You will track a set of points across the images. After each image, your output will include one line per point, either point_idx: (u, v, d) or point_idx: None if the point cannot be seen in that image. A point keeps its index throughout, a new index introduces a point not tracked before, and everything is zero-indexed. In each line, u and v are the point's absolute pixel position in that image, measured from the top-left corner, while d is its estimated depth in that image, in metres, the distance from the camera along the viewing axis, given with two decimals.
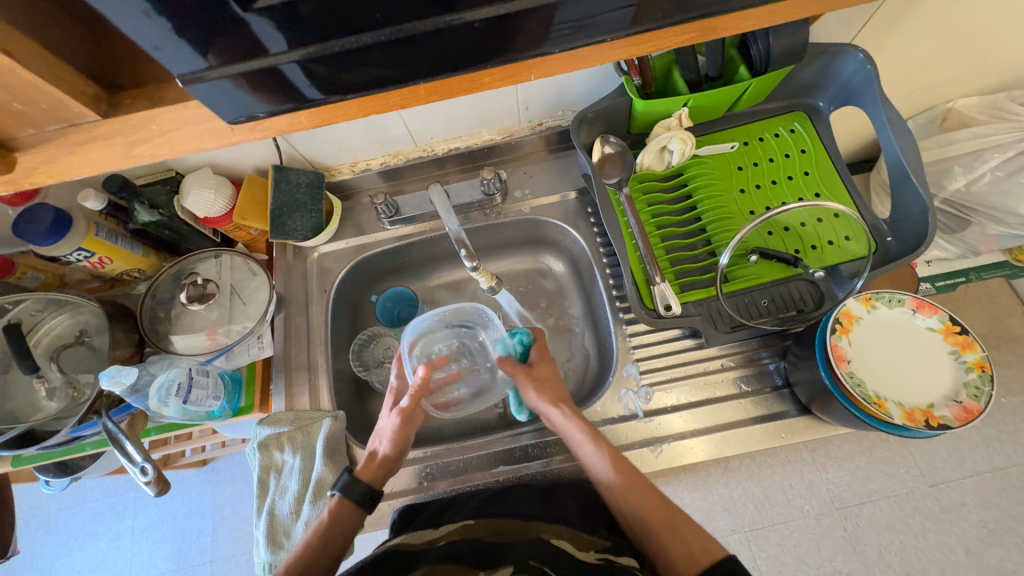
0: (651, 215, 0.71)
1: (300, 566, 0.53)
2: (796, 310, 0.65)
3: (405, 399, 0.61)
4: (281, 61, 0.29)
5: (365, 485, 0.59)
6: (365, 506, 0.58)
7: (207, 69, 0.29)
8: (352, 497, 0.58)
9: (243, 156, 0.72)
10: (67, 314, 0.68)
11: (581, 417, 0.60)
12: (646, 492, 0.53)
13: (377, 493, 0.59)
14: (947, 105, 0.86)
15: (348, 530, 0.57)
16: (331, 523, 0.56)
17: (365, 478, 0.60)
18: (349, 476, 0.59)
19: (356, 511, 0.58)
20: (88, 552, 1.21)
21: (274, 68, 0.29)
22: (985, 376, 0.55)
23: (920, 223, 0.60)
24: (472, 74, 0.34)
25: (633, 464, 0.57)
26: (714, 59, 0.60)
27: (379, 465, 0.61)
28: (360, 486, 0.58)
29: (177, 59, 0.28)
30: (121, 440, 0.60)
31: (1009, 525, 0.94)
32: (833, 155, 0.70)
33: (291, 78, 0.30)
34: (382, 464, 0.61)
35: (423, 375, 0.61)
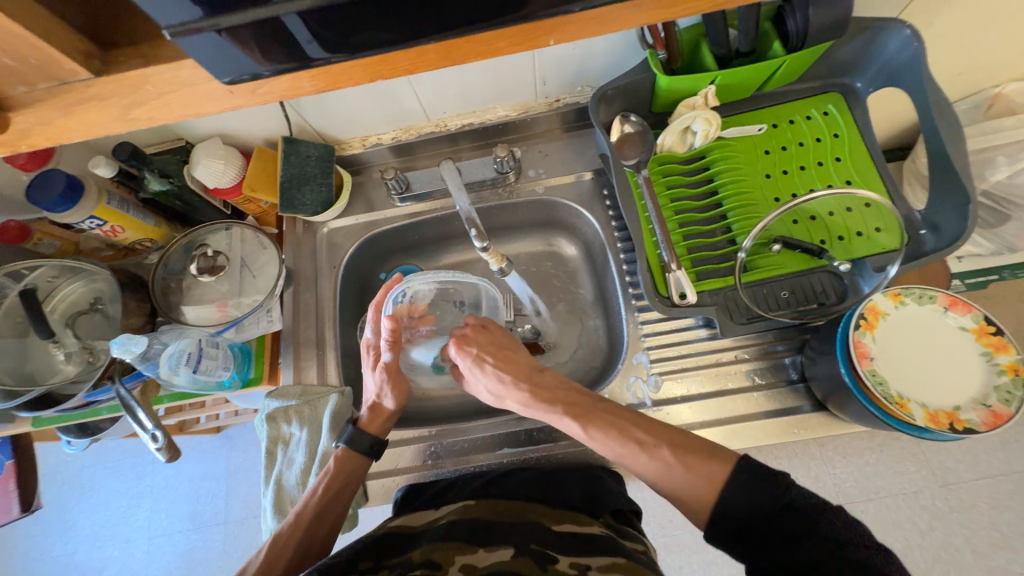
0: (670, 200, 0.68)
1: (314, 511, 0.56)
2: (817, 303, 0.62)
3: (388, 353, 0.62)
4: (282, 12, 0.27)
5: (370, 436, 0.61)
6: (373, 455, 0.60)
7: (197, 22, 0.27)
8: (358, 448, 0.60)
9: (252, 125, 0.70)
10: (82, 282, 0.69)
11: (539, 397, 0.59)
12: (632, 454, 0.53)
13: (386, 442, 0.62)
14: (995, 90, 0.80)
15: (354, 477, 0.59)
16: (336, 473, 0.59)
17: (373, 431, 0.62)
18: (352, 429, 0.60)
19: (361, 461, 0.60)
20: (109, 508, 1.27)
21: (273, 20, 0.27)
22: (1018, 380, 0.53)
23: (958, 215, 0.56)
24: (485, 36, 0.31)
25: (619, 421, 0.55)
26: (747, 32, 0.56)
27: (383, 419, 0.63)
28: (366, 438, 0.60)
29: (164, 9, 0.26)
30: (134, 407, 0.61)
31: (1021, 529, 0.92)
32: (868, 140, 0.66)
33: (292, 32, 0.28)
34: (381, 418, 0.63)
35: (392, 326, 0.60)
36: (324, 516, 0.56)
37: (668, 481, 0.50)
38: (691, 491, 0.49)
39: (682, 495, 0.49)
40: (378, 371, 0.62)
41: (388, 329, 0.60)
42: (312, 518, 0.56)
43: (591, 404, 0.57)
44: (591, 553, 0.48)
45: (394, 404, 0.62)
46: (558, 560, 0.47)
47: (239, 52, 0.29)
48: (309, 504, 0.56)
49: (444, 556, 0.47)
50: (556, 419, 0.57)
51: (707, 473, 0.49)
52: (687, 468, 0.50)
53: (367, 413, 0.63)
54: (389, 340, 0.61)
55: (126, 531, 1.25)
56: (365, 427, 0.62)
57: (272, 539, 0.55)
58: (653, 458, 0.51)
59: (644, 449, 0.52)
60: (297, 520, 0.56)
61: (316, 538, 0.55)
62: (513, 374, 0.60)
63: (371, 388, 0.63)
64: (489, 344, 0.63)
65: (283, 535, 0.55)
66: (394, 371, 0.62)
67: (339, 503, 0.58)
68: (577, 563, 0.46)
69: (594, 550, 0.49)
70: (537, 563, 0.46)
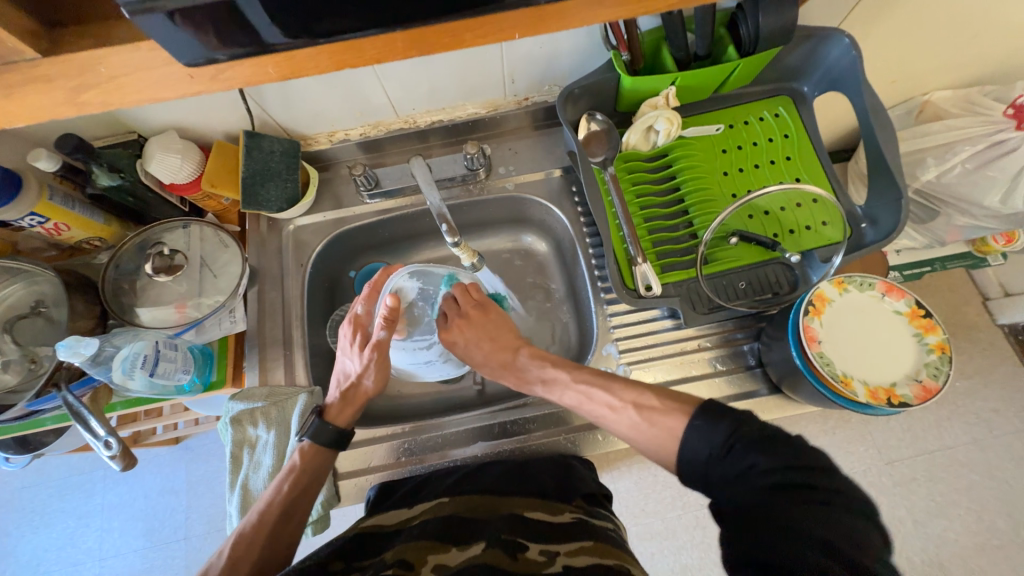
0: (635, 195, 0.71)
1: (277, 513, 0.54)
2: (772, 293, 0.66)
3: (381, 331, 0.61)
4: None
5: (334, 428, 0.60)
6: (338, 446, 0.59)
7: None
8: (321, 441, 0.58)
9: (211, 118, 0.68)
10: (22, 284, 0.64)
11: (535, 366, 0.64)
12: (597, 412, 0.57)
13: (352, 432, 0.61)
14: (924, 97, 0.88)
15: (321, 472, 0.58)
16: (303, 469, 0.57)
17: (339, 422, 0.61)
18: (318, 421, 0.59)
19: (327, 454, 0.59)
20: (54, 530, 1.18)
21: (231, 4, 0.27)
22: (944, 357, 0.59)
23: (893, 210, 0.61)
24: (455, 27, 0.32)
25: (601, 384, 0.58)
26: (704, 36, 0.59)
27: (353, 408, 0.62)
28: (329, 430, 0.59)
29: None
30: (84, 414, 0.57)
31: (954, 499, 1.00)
32: (814, 141, 0.70)
33: (248, 12, 0.28)
34: (350, 405, 0.62)
35: (391, 303, 0.61)
36: (293, 512, 0.55)
37: (639, 434, 0.53)
38: (656, 444, 0.51)
39: (651, 445, 0.52)
40: (366, 350, 0.62)
41: (387, 307, 0.61)
42: (277, 517, 0.54)
43: (563, 376, 0.61)
44: (560, 541, 0.49)
45: (372, 388, 0.62)
46: (528, 547, 0.48)
47: (200, 36, 0.28)
48: (272, 505, 0.55)
49: (417, 555, 0.47)
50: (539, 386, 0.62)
51: (666, 427, 0.51)
52: (649, 422, 0.52)
53: (337, 401, 0.62)
54: (385, 317, 0.61)
55: (75, 553, 1.17)
56: (330, 417, 0.61)
57: (236, 538, 0.53)
58: (623, 415, 0.55)
59: (614, 411, 0.55)
60: (261, 520, 0.54)
61: (282, 538, 0.54)
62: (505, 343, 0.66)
63: (352, 366, 0.63)
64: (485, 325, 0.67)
65: (246, 536, 0.53)
66: (382, 350, 0.62)
67: (305, 499, 0.56)
68: (546, 550, 0.47)
69: (564, 538, 0.50)
70: (508, 553, 0.47)
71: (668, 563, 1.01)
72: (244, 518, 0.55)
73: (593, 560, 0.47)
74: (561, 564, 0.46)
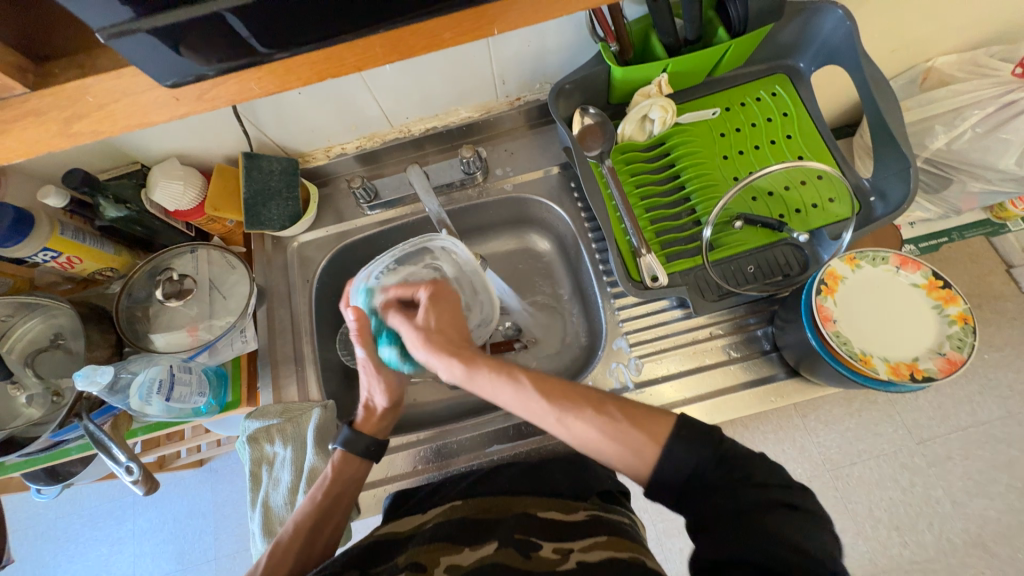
0: (635, 186, 0.70)
1: (311, 520, 0.54)
2: (782, 275, 0.65)
3: (361, 350, 0.60)
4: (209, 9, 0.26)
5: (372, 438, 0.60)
6: (371, 456, 0.59)
7: (127, 21, 0.26)
8: (355, 450, 0.59)
9: (211, 142, 0.69)
10: (40, 318, 0.66)
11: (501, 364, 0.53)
12: (541, 416, 0.50)
13: (383, 441, 0.60)
14: (927, 64, 0.86)
15: (353, 482, 0.58)
16: (335, 479, 0.57)
17: (366, 431, 0.61)
18: (348, 431, 0.59)
19: (361, 464, 0.59)
20: (89, 558, 1.20)
21: (200, 19, 0.27)
22: (968, 328, 0.56)
23: (901, 180, 0.60)
24: (432, 26, 0.32)
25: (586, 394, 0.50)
26: (692, 20, 0.58)
27: (380, 419, 0.62)
28: (363, 439, 0.59)
29: (93, 9, 0.25)
30: (105, 442, 0.58)
31: (993, 476, 0.96)
32: (815, 117, 0.69)
33: (225, 25, 0.28)
34: (380, 418, 0.62)
35: (354, 315, 0.59)
36: (323, 525, 0.55)
37: (614, 439, 0.47)
38: (633, 451, 0.46)
39: (626, 451, 0.46)
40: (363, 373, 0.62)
41: (353, 321, 0.59)
42: (311, 528, 0.54)
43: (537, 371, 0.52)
44: (573, 536, 0.49)
45: (386, 397, 0.61)
46: (541, 546, 0.47)
47: (180, 56, 0.29)
48: (307, 515, 0.55)
49: (430, 557, 0.46)
50: (505, 383, 0.51)
51: (651, 429, 0.47)
52: (633, 422, 0.47)
53: (364, 413, 0.63)
54: (357, 332, 0.59)
55: None
56: (362, 429, 0.62)
57: (272, 549, 0.53)
58: (599, 413, 0.48)
59: (591, 404, 0.49)
60: (297, 530, 0.54)
61: (314, 553, 0.54)
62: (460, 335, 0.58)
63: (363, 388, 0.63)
64: (448, 303, 0.61)
65: (283, 544, 0.53)
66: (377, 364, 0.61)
67: (338, 507, 0.56)
68: (560, 547, 0.47)
69: (578, 533, 0.49)
70: (521, 552, 0.46)
71: None
72: (280, 530, 0.54)
73: (608, 553, 0.46)
74: (575, 560, 0.45)
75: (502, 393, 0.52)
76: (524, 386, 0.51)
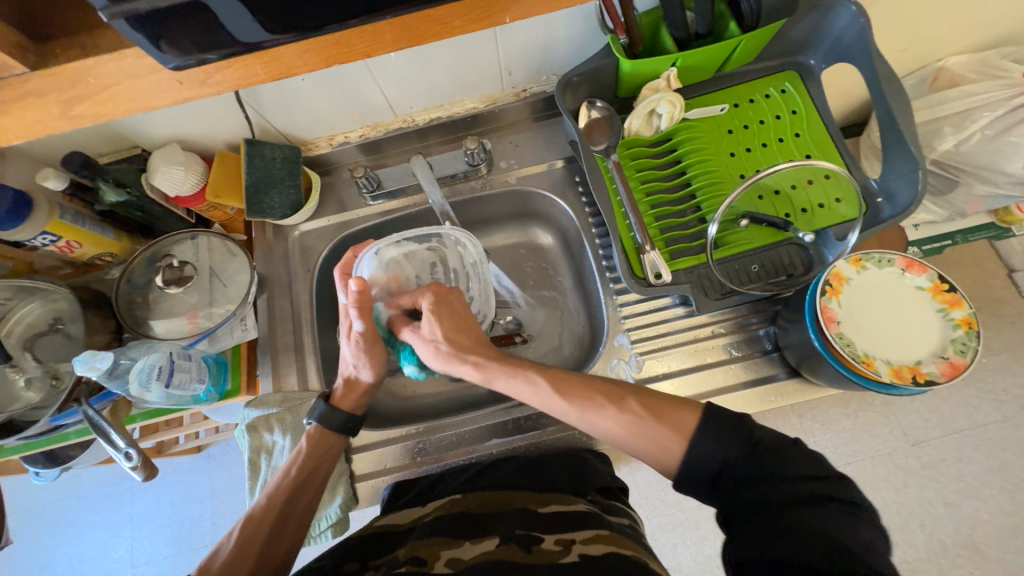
0: (640, 182, 0.69)
1: (287, 494, 0.55)
2: (786, 274, 0.64)
3: (359, 322, 0.57)
4: None
5: (343, 413, 0.59)
6: (347, 432, 0.59)
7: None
8: (331, 426, 0.58)
9: (212, 128, 0.68)
10: (39, 302, 0.65)
11: (523, 364, 0.55)
12: (565, 414, 0.52)
13: (360, 416, 0.61)
14: (938, 63, 0.85)
15: (328, 457, 0.58)
16: (310, 454, 0.57)
17: (344, 407, 0.60)
18: (324, 406, 0.59)
19: (336, 438, 0.59)
20: (87, 540, 1.21)
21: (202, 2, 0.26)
22: (972, 332, 0.56)
23: (909, 182, 0.59)
24: (443, 14, 0.31)
25: (614, 391, 0.52)
26: (704, 13, 0.57)
27: (358, 395, 0.61)
28: (339, 415, 0.59)
29: None
30: (104, 427, 0.58)
31: (987, 479, 0.97)
32: (824, 115, 0.68)
33: (222, 10, 0.27)
34: (354, 394, 0.61)
35: (358, 287, 0.56)
36: (298, 498, 0.56)
37: (637, 435, 0.49)
38: (656, 445, 0.48)
39: (651, 447, 0.48)
40: (353, 343, 0.59)
41: (354, 294, 0.56)
42: (286, 500, 0.55)
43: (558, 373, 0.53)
44: (574, 529, 0.49)
45: (372, 375, 0.60)
46: (543, 539, 0.47)
47: (181, 39, 0.28)
48: (281, 487, 0.55)
49: (431, 551, 0.46)
50: (524, 386, 0.53)
51: (676, 424, 0.48)
52: (655, 416, 0.49)
53: (343, 387, 0.61)
54: (357, 305, 0.56)
55: (109, 562, 1.20)
56: (338, 403, 0.61)
57: (245, 520, 0.54)
58: (621, 410, 0.50)
59: (613, 402, 0.50)
60: (269, 504, 0.54)
61: (288, 527, 0.55)
62: (471, 339, 0.57)
63: (348, 359, 0.61)
64: (454, 306, 0.59)
65: (255, 518, 0.53)
66: (372, 341, 0.59)
67: (313, 483, 0.57)
68: (561, 539, 0.47)
69: (578, 526, 0.49)
70: (522, 546, 0.46)
71: (691, 553, 1.00)
72: (254, 502, 0.55)
73: (610, 548, 0.46)
74: (576, 553, 0.45)
75: (522, 393, 0.54)
76: (540, 385, 0.53)
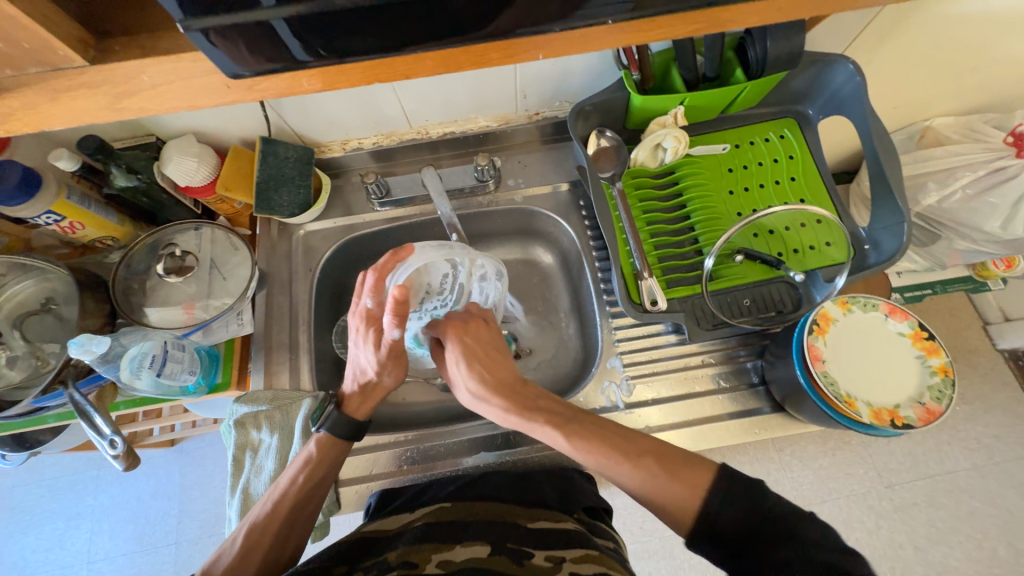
0: (642, 211, 0.72)
1: (293, 500, 0.54)
2: (776, 310, 0.67)
3: (394, 330, 0.57)
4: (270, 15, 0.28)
5: (351, 420, 0.60)
6: (354, 437, 0.59)
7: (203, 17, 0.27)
8: (340, 433, 0.59)
9: (231, 124, 0.69)
10: (33, 280, 0.65)
11: (540, 414, 0.56)
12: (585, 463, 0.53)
13: (368, 423, 0.61)
14: (925, 123, 0.91)
15: (336, 463, 0.58)
16: (320, 460, 0.57)
17: (355, 413, 0.61)
18: (336, 413, 0.59)
19: (341, 444, 0.59)
20: (43, 532, 1.16)
21: (259, 24, 0.28)
22: (948, 380, 0.59)
23: (895, 233, 0.63)
24: (481, 48, 0.34)
25: (625, 438, 0.53)
26: (712, 58, 0.61)
27: (371, 401, 0.62)
28: (348, 422, 0.59)
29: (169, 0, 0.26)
30: (89, 412, 0.58)
31: (955, 525, 0.99)
32: (819, 162, 0.72)
33: (277, 34, 0.29)
34: (369, 399, 0.62)
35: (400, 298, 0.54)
36: (304, 505, 0.55)
37: (651, 491, 0.50)
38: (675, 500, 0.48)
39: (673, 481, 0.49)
40: (381, 350, 0.59)
41: (394, 303, 0.54)
42: (291, 507, 0.54)
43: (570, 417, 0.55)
44: (563, 546, 0.49)
45: (393, 384, 0.62)
46: (533, 554, 0.48)
47: (234, 53, 0.30)
48: (288, 493, 0.55)
49: (422, 556, 0.47)
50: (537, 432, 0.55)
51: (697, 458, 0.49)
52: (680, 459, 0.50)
53: (357, 394, 0.62)
54: (394, 316, 0.55)
55: (63, 556, 1.15)
56: (348, 409, 0.61)
57: (250, 527, 0.52)
58: (635, 468, 0.51)
59: (629, 458, 0.51)
60: (275, 510, 0.53)
61: (293, 534, 0.54)
62: (496, 380, 0.59)
63: (365, 363, 0.60)
64: (477, 341, 0.62)
65: (259, 525, 0.52)
66: (398, 350, 0.60)
67: (318, 490, 0.56)
68: (551, 556, 0.47)
69: (567, 544, 0.50)
70: (515, 561, 0.46)
71: None
72: (258, 508, 0.54)
73: (598, 568, 0.47)
74: (566, 571, 0.46)
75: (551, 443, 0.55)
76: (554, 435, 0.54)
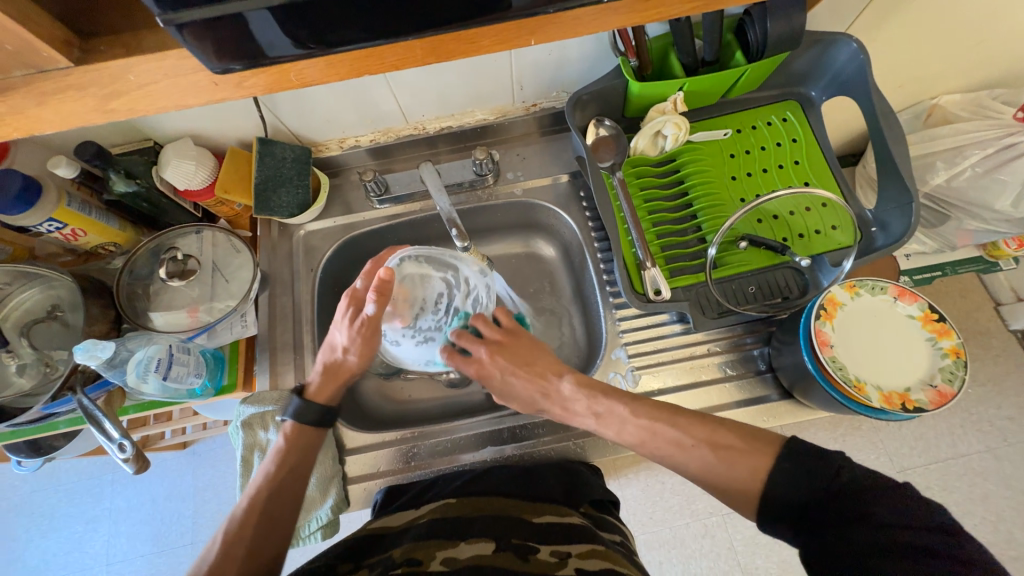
0: (643, 200, 0.71)
1: (267, 491, 0.55)
2: (782, 297, 0.66)
3: (371, 305, 0.56)
4: (250, 8, 0.27)
5: (318, 405, 0.59)
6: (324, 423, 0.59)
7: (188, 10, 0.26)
8: (307, 420, 0.58)
9: (227, 126, 0.69)
10: (38, 288, 0.65)
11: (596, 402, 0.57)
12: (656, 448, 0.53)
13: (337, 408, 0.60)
14: (931, 101, 0.88)
15: (307, 450, 0.58)
16: (287, 449, 0.57)
17: (321, 399, 0.59)
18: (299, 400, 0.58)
19: (313, 432, 0.59)
20: (63, 535, 1.19)
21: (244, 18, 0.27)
22: (959, 362, 0.58)
23: (902, 214, 0.61)
24: (471, 35, 0.33)
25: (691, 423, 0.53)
26: (711, 41, 0.59)
27: (335, 384, 0.60)
28: (314, 409, 0.58)
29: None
30: (98, 417, 0.58)
31: (969, 508, 0.98)
32: (823, 145, 0.70)
33: (263, 27, 0.29)
34: (332, 381, 0.60)
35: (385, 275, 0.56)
36: (278, 497, 0.55)
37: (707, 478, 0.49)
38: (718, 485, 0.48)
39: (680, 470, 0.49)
40: (356, 325, 0.58)
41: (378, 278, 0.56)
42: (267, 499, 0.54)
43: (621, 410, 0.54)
44: (569, 540, 0.49)
45: (356, 364, 0.59)
46: (538, 549, 0.48)
47: (220, 50, 0.29)
48: (262, 486, 0.55)
49: (426, 553, 0.47)
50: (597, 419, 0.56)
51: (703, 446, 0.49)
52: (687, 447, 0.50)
53: (320, 376, 0.60)
54: (375, 290, 0.56)
55: (83, 558, 1.17)
56: (314, 396, 0.60)
57: (228, 525, 0.53)
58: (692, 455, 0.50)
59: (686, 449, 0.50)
60: (253, 505, 0.54)
61: (275, 527, 0.53)
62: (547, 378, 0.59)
63: (339, 340, 0.59)
64: (515, 350, 0.61)
65: (238, 521, 0.53)
66: (370, 329, 0.58)
67: (293, 481, 0.56)
68: (557, 551, 0.47)
69: (572, 538, 0.50)
70: (519, 555, 0.46)
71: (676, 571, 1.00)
72: (236, 505, 0.54)
73: (605, 563, 0.47)
74: (572, 566, 0.45)
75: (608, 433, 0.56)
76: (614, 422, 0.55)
